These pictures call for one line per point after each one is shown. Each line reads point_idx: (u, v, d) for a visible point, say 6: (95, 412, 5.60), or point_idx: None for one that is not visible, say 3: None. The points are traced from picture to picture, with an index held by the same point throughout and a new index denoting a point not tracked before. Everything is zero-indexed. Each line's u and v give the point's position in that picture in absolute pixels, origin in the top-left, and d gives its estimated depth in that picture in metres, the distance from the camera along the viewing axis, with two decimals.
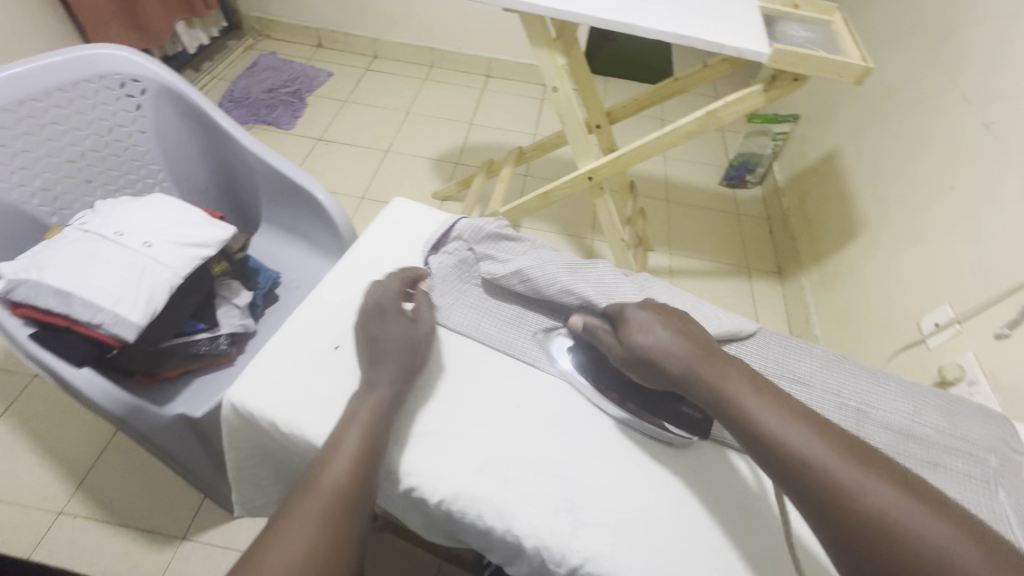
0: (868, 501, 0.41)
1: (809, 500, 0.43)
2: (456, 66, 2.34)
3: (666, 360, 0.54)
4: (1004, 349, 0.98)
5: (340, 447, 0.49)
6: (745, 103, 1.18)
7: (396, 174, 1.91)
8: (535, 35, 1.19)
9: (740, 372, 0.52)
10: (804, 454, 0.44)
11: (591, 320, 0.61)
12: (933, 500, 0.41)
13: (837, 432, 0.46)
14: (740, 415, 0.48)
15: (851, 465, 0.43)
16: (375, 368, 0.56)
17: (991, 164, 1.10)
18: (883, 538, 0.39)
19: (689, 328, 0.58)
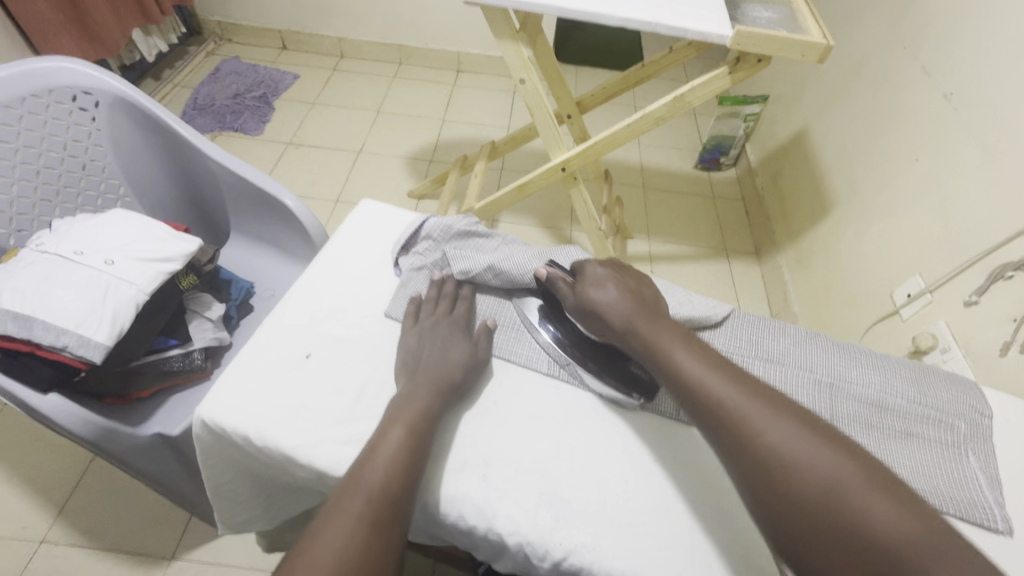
0: (767, 437, 0.44)
1: (717, 436, 0.47)
2: (425, 62, 2.31)
3: (608, 314, 0.57)
4: (973, 316, 1.00)
5: (381, 447, 0.49)
6: (711, 86, 1.18)
7: (370, 175, 1.88)
8: (498, 28, 1.18)
9: (674, 328, 0.55)
10: (720, 397, 0.48)
11: (554, 270, 0.62)
12: (830, 438, 0.44)
13: (754, 380, 0.49)
14: (668, 364, 0.52)
15: (760, 406, 0.46)
16: (419, 380, 0.56)
17: (953, 135, 1.12)
18: (776, 470, 0.43)
19: (639, 286, 0.61)
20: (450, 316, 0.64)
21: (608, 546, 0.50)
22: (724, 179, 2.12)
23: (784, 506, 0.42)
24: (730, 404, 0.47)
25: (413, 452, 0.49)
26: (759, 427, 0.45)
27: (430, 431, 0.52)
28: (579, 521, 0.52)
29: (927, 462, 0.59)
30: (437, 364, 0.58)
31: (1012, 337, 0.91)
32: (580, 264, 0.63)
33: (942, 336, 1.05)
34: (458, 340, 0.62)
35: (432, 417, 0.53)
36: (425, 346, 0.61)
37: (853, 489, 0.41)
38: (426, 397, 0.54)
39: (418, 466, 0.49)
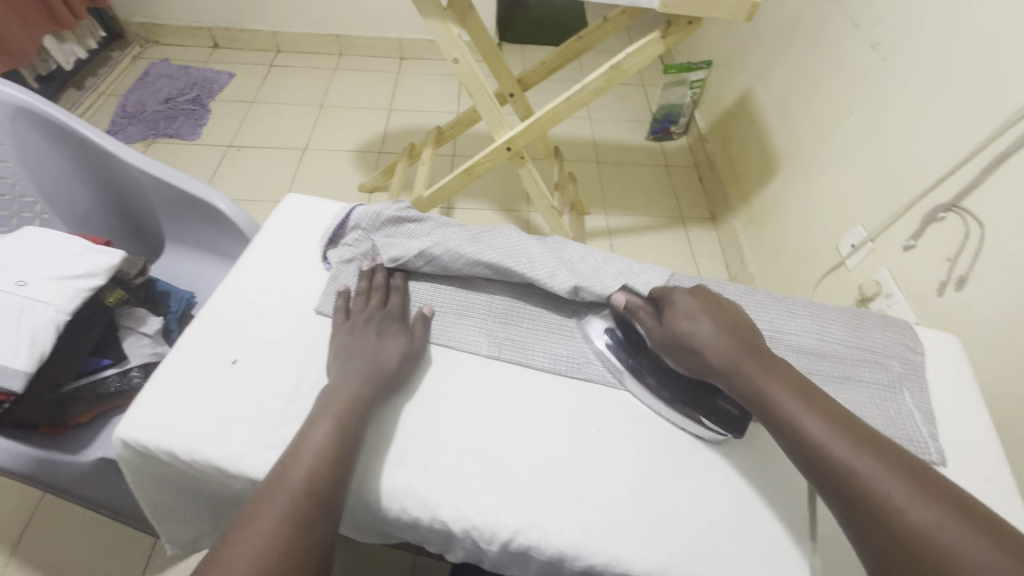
0: (907, 519, 0.40)
1: (848, 507, 0.43)
2: (366, 51, 2.24)
3: (708, 356, 0.53)
4: (912, 259, 1.03)
5: (306, 443, 0.47)
6: (646, 52, 1.17)
7: (317, 172, 1.82)
8: (425, 6, 1.13)
9: (786, 375, 0.51)
10: (849, 463, 0.44)
11: (633, 298, 0.59)
12: (984, 526, 0.39)
13: (888, 447, 0.45)
14: (781, 418, 0.48)
15: (896, 480, 0.42)
16: (345, 375, 0.54)
17: (883, 85, 1.14)
18: (918, 554, 0.39)
19: (737, 321, 0.56)
20: (384, 309, 0.62)
21: (555, 522, 0.50)
22: (677, 147, 2.13)
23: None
24: (860, 474, 0.43)
25: (337, 447, 0.48)
26: (895, 506, 0.41)
27: (358, 424, 0.50)
28: (524, 500, 0.51)
29: (865, 403, 0.60)
30: (367, 357, 0.56)
31: (947, 276, 0.94)
32: (666, 293, 0.59)
33: (884, 282, 1.08)
34: (392, 332, 0.59)
35: (362, 409, 0.51)
36: (356, 340, 0.58)
37: None
38: (355, 389, 0.53)
39: (345, 462, 0.47)
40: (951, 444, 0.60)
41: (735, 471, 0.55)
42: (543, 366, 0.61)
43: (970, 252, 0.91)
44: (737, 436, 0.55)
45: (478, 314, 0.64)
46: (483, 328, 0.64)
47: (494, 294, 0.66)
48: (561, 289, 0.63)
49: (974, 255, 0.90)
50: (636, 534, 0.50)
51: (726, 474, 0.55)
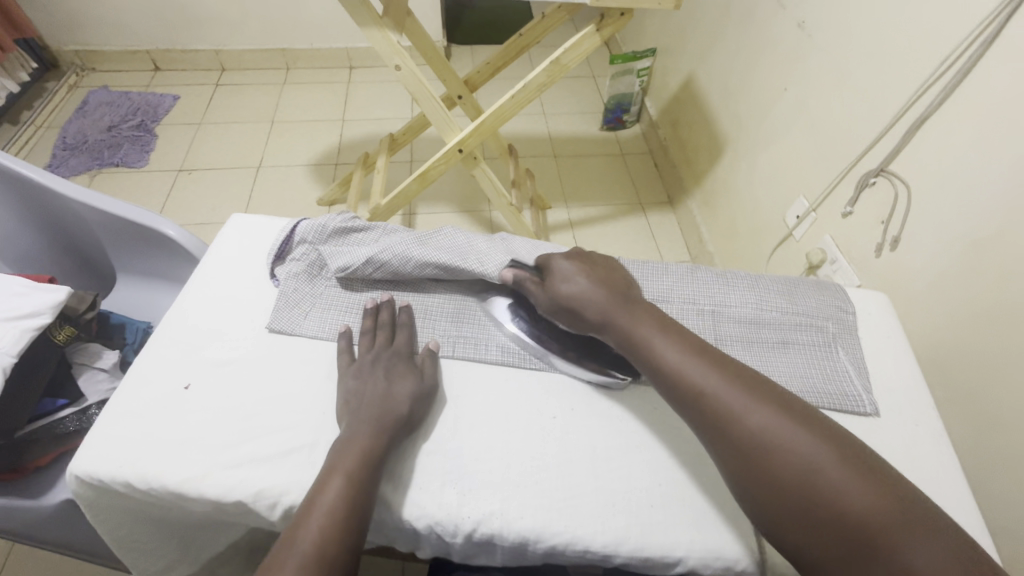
0: (746, 426, 0.46)
1: (704, 426, 0.48)
2: (314, 63, 2.21)
3: (586, 308, 0.57)
4: (851, 225, 1.08)
5: (318, 501, 0.47)
6: (584, 45, 1.20)
7: (273, 189, 1.79)
8: (360, 15, 1.13)
9: (651, 316, 0.56)
10: (702, 387, 0.49)
11: (520, 272, 0.62)
12: (803, 420, 0.46)
13: (735, 366, 0.50)
14: (647, 356, 0.53)
15: (739, 394, 0.48)
16: (356, 421, 0.53)
17: (813, 61, 1.18)
18: (757, 453, 0.45)
19: (612, 276, 0.61)
20: (390, 348, 0.61)
21: (515, 507, 0.52)
22: (631, 135, 2.16)
23: (766, 491, 0.44)
24: (711, 395, 0.48)
25: (349, 508, 0.47)
26: (738, 416, 0.47)
27: (371, 481, 0.49)
28: (484, 490, 0.53)
29: (802, 364, 0.64)
30: (376, 403, 0.54)
31: (882, 238, 0.99)
32: (544, 260, 0.63)
33: (828, 250, 1.13)
34: (401, 372, 0.58)
35: (375, 462, 0.50)
36: (364, 384, 0.57)
37: (827, 468, 0.43)
38: (370, 440, 0.52)
39: (360, 519, 0.47)
40: (882, 395, 0.64)
41: (685, 444, 0.57)
42: (498, 359, 0.62)
43: (899, 214, 0.96)
44: (635, 377, 0.60)
45: (432, 316, 0.66)
46: (436, 329, 0.65)
47: (446, 295, 0.68)
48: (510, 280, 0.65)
49: (903, 217, 0.95)
50: (591, 509, 0.52)
51: (677, 445, 0.57)
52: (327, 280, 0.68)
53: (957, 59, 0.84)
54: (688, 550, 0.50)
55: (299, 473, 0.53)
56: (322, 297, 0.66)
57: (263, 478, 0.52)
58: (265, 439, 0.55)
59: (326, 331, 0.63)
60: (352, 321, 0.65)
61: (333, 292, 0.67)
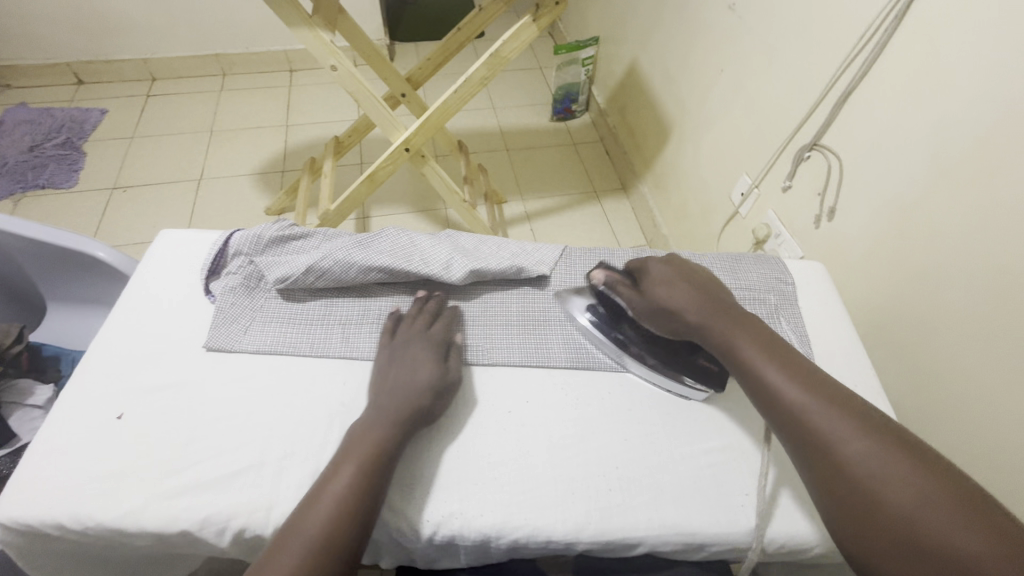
0: (848, 451, 0.45)
1: (797, 445, 0.48)
2: (252, 68, 2.12)
3: (679, 314, 0.58)
4: (790, 199, 1.11)
5: (330, 483, 0.47)
6: (521, 37, 1.19)
7: (217, 202, 1.72)
8: (289, 16, 1.09)
9: (751, 331, 0.55)
10: (800, 406, 0.48)
11: (612, 276, 0.63)
12: (920, 459, 0.43)
13: (842, 393, 0.49)
14: (747, 370, 0.53)
15: (845, 419, 0.46)
16: (381, 401, 0.54)
17: (745, 43, 1.22)
18: (853, 482, 0.44)
19: (711, 286, 0.60)
20: (426, 333, 0.61)
21: (472, 506, 0.51)
22: (581, 124, 2.17)
23: (860, 520, 0.43)
24: (814, 414, 0.47)
25: (355, 502, 0.46)
26: (842, 441, 0.45)
27: (382, 473, 0.49)
28: (440, 491, 0.52)
29: None
30: (404, 389, 0.55)
31: (819, 209, 1.03)
32: (645, 263, 0.63)
33: (772, 224, 1.17)
34: (427, 359, 0.58)
35: (387, 455, 0.50)
36: (394, 368, 0.57)
37: (936, 513, 0.40)
38: (387, 431, 0.51)
39: (367, 508, 0.47)
40: (822, 360, 0.67)
41: (638, 428, 0.58)
42: None
43: (833, 185, 1.00)
44: (718, 391, 0.60)
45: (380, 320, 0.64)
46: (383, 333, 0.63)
47: (394, 297, 0.66)
48: (456, 278, 0.64)
49: (837, 188, 0.99)
50: (548, 499, 0.52)
51: (632, 427, 0.58)
52: (267, 292, 0.65)
53: (875, 32, 0.87)
54: (647, 530, 0.51)
55: (247, 496, 0.50)
56: (262, 310, 0.63)
57: (209, 504, 0.50)
58: (210, 462, 0.52)
59: (267, 344, 0.61)
60: (298, 332, 0.62)
61: (273, 304, 0.64)
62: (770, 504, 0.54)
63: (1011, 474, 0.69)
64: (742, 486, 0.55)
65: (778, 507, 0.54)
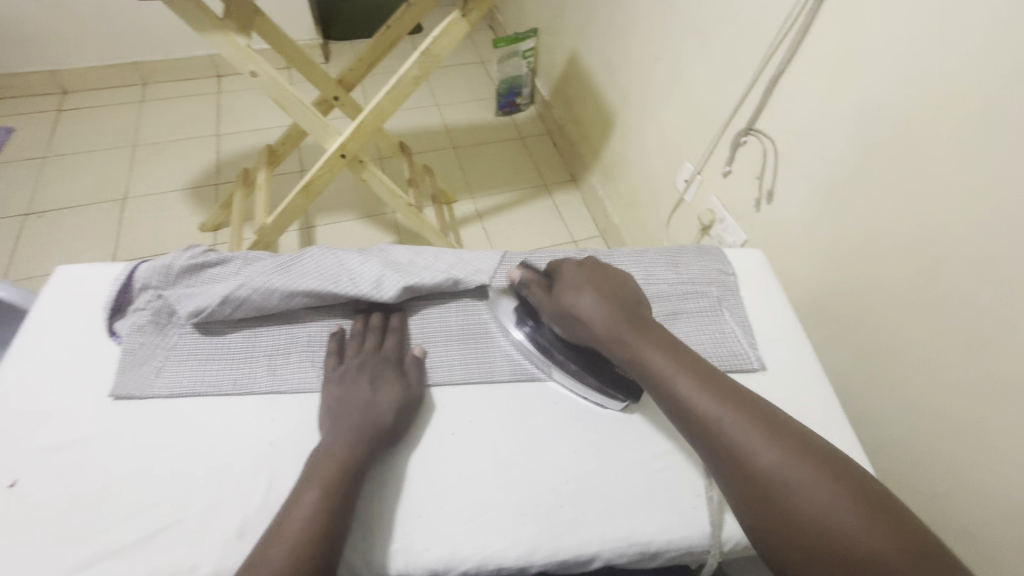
0: (758, 460, 0.45)
1: (713, 457, 0.47)
2: (175, 76, 1.99)
3: (590, 323, 0.56)
4: (731, 184, 1.13)
5: (295, 509, 0.45)
6: (452, 33, 1.15)
7: (146, 221, 1.60)
8: (199, 21, 1.02)
9: (658, 338, 0.54)
10: (710, 419, 0.47)
11: (527, 273, 0.62)
12: (823, 461, 0.44)
13: (748, 400, 0.48)
14: (658, 380, 0.51)
15: (753, 427, 0.46)
16: (338, 425, 0.51)
17: (678, 30, 1.22)
18: (767, 493, 0.44)
19: (619, 290, 0.59)
20: (380, 353, 0.58)
21: (415, 542, 0.48)
22: (527, 118, 2.15)
23: (777, 530, 0.43)
24: (724, 426, 0.47)
25: (322, 525, 0.44)
26: (753, 451, 0.45)
27: (347, 494, 0.46)
28: (382, 529, 0.49)
29: (691, 332, 0.66)
30: (361, 410, 0.52)
31: (759, 192, 1.04)
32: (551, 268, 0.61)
33: (716, 209, 1.18)
34: (388, 379, 0.56)
35: (353, 474, 0.48)
36: (348, 391, 0.54)
37: (841, 517, 0.41)
38: (350, 448, 0.49)
39: (335, 531, 0.44)
40: (766, 349, 0.67)
41: (587, 438, 0.56)
42: None
43: (770, 168, 1.01)
44: (634, 401, 0.57)
45: (309, 348, 0.59)
46: (313, 362, 0.59)
47: (323, 322, 0.62)
48: (388, 296, 0.60)
49: (774, 171, 1.00)
50: (495, 524, 0.50)
51: (581, 438, 0.56)
52: (179, 328, 0.59)
53: (799, 14, 0.88)
54: (601, 545, 0.50)
55: (168, 559, 0.46)
56: (176, 349, 0.58)
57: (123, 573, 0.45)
58: (121, 525, 0.47)
59: (183, 386, 0.56)
60: (217, 369, 0.57)
61: (188, 340, 0.59)
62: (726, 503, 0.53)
63: (945, 441, 0.71)
64: (693, 487, 0.54)
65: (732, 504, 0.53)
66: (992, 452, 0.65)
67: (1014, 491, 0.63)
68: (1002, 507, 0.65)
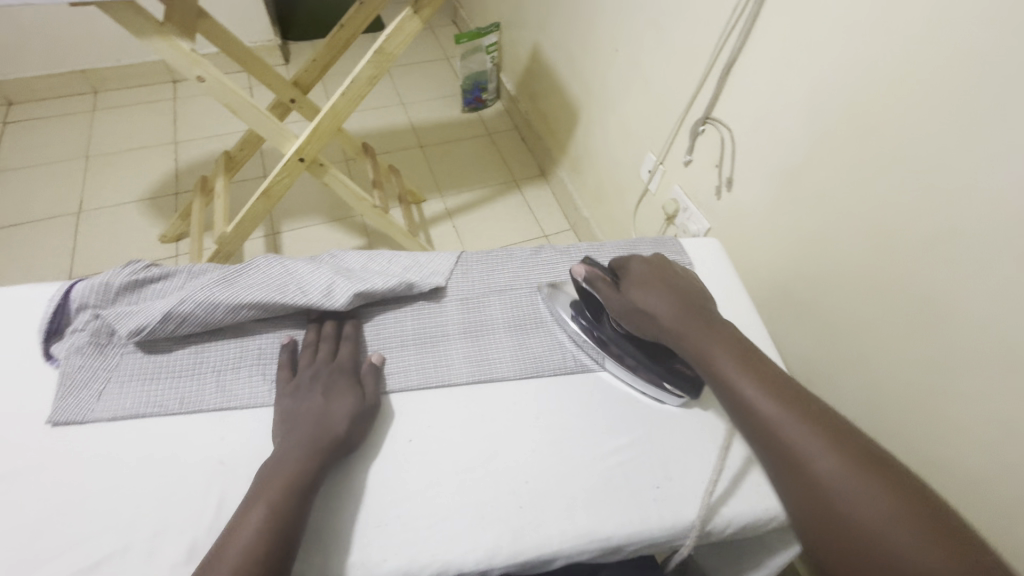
0: (817, 465, 0.44)
1: (770, 457, 0.46)
2: (127, 82, 1.92)
3: (657, 318, 0.56)
4: (692, 173, 1.13)
5: (240, 527, 0.44)
6: (405, 31, 1.13)
7: (102, 235, 1.55)
8: (138, 27, 0.98)
9: (725, 339, 0.53)
10: (772, 419, 0.47)
11: (594, 270, 0.61)
12: (889, 475, 0.42)
13: (815, 406, 0.47)
14: (720, 377, 0.51)
15: (817, 431, 0.45)
16: (288, 438, 0.50)
17: (634, 21, 1.22)
18: (824, 499, 0.42)
19: (687, 291, 0.59)
20: (334, 363, 0.57)
21: (372, 556, 0.47)
22: (494, 113, 2.13)
23: (830, 538, 0.42)
24: (787, 426, 0.46)
25: (267, 544, 0.43)
26: (816, 455, 0.44)
27: (295, 509, 0.45)
28: (337, 542, 0.48)
29: None
30: (313, 422, 0.51)
31: (719, 181, 1.05)
32: (622, 262, 0.63)
33: (679, 199, 1.18)
34: (341, 389, 0.54)
35: (302, 488, 0.46)
36: (301, 404, 0.53)
37: (902, 534, 0.39)
38: (299, 462, 0.48)
39: (283, 549, 0.43)
40: None
41: (546, 436, 0.56)
42: None
43: (728, 157, 1.01)
44: (693, 397, 0.59)
45: (258, 361, 0.58)
46: (265, 375, 0.57)
47: (273, 334, 0.60)
48: (339, 304, 0.59)
49: (731, 159, 1.00)
50: (449, 531, 0.49)
51: (540, 437, 0.56)
52: (122, 347, 0.57)
53: (747, 4, 0.88)
54: (560, 543, 0.49)
55: None
56: (119, 370, 0.56)
57: None
58: (60, 558, 0.45)
59: (126, 408, 0.54)
60: (163, 388, 0.55)
61: (131, 360, 0.57)
62: (738, 484, 0.55)
63: (902, 417, 0.73)
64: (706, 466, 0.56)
65: (746, 487, 0.55)
66: (950, 426, 0.67)
67: (969, 461, 0.65)
68: (959, 478, 0.67)
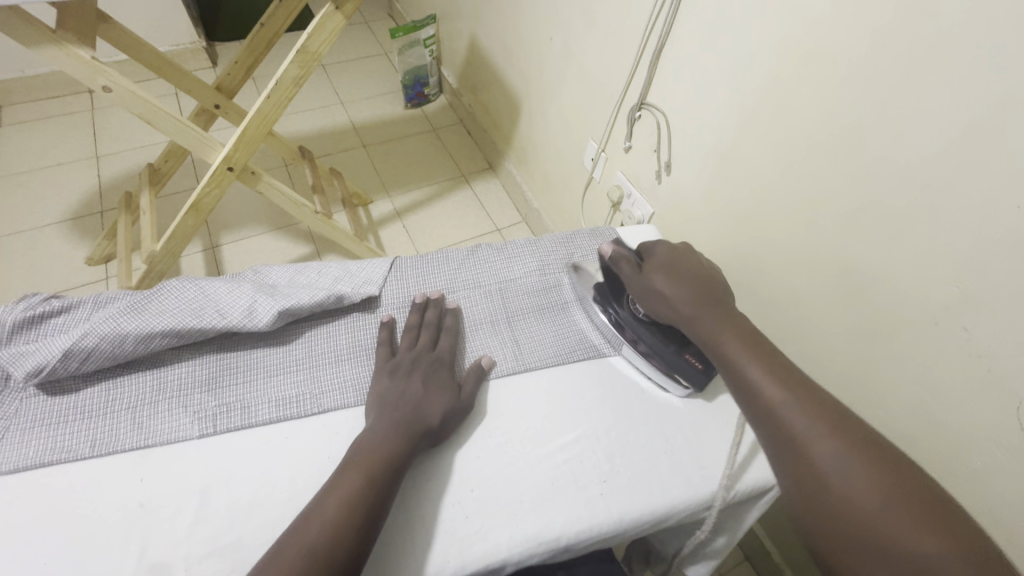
0: (816, 449, 0.44)
1: (770, 438, 0.47)
2: (36, 94, 1.77)
3: (673, 300, 0.58)
4: (633, 159, 1.13)
5: (336, 487, 0.45)
6: (328, 27, 1.08)
7: (16, 262, 1.42)
8: (26, 37, 0.90)
9: (736, 327, 0.54)
10: (776, 402, 0.47)
11: (620, 249, 0.63)
12: (887, 465, 0.43)
13: (821, 395, 0.48)
14: (727, 362, 0.52)
15: (820, 416, 0.46)
16: (383, 416, 0.51)
17: (566, 9, 1.21)
18: (819, 481, 0.43)
19: (704, 281, 0.59)
20: (435, 351, 0.59)
21: None
22: (438, 108, 2.08)
23: (822, 521, 0.42)
24: (786, 410, 0.47)
25: (351, 524, 0.43)
26: (815, 439, 0.44)
27: (387, 491, 0.46)
28: None
29: (581, 319, 0.68)
30: (411, 403, 0.52)
31: (658, 166, 1.05)
32: (647, 247, 0.64)
33: (623, 185, 1.18)
34: (437, 384, 0.55)
35: (400, 468, 0.47)
36: (401, 385, 0.54)
37: (893, 521, 0.40)
38: (395, 441, 0.49)
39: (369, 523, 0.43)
40: None
41: (489, 442, 0.55)
42: (269, 419, 0.54)
43: (664, 140, 1.02)
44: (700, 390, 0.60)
45: (176, 394, 0.54)
46: (186, 407, 0.54)
47: (194, 362, 0.57)
48: (263, 324, 0.57)
49: (668, 143, 1.01)
50: (388, 554, 0.47)
51: (485, 443, 0.55)
52: (23, 391, 0.53)
53: None
54: (509, 550, 0.48)
55: None
56: (21, 418, 0.51)
57: None
58: None
59: (28, 458, 0.49)
60: (71, 432, 0.51)
61: (33, 405, 0.52)
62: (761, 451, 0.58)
63: (838, 385, 0.75)
64: (726, 440, 0.58)
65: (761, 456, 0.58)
66: (882, 393, 0.70)
67: (896, 421, 0.69)
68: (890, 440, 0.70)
